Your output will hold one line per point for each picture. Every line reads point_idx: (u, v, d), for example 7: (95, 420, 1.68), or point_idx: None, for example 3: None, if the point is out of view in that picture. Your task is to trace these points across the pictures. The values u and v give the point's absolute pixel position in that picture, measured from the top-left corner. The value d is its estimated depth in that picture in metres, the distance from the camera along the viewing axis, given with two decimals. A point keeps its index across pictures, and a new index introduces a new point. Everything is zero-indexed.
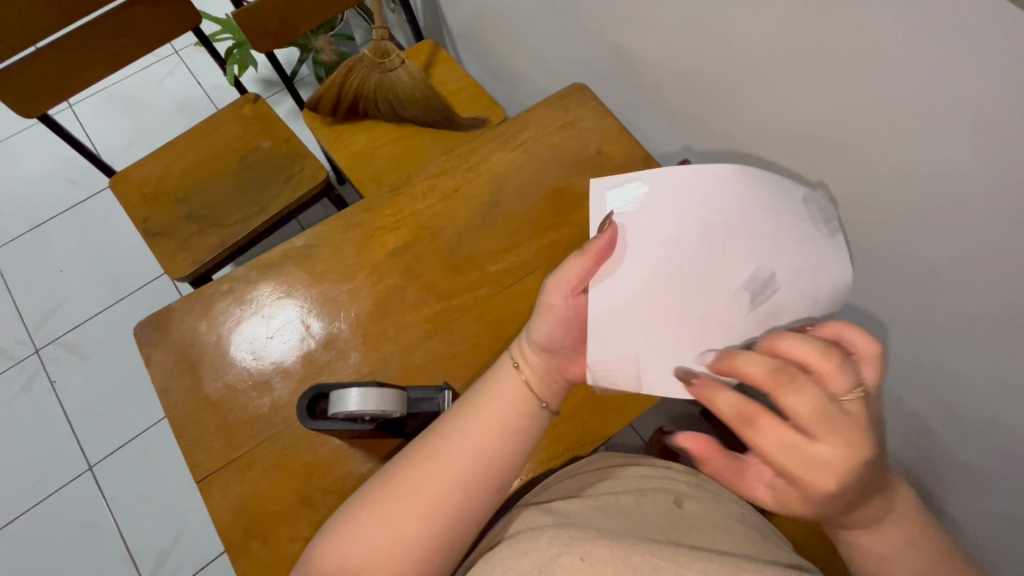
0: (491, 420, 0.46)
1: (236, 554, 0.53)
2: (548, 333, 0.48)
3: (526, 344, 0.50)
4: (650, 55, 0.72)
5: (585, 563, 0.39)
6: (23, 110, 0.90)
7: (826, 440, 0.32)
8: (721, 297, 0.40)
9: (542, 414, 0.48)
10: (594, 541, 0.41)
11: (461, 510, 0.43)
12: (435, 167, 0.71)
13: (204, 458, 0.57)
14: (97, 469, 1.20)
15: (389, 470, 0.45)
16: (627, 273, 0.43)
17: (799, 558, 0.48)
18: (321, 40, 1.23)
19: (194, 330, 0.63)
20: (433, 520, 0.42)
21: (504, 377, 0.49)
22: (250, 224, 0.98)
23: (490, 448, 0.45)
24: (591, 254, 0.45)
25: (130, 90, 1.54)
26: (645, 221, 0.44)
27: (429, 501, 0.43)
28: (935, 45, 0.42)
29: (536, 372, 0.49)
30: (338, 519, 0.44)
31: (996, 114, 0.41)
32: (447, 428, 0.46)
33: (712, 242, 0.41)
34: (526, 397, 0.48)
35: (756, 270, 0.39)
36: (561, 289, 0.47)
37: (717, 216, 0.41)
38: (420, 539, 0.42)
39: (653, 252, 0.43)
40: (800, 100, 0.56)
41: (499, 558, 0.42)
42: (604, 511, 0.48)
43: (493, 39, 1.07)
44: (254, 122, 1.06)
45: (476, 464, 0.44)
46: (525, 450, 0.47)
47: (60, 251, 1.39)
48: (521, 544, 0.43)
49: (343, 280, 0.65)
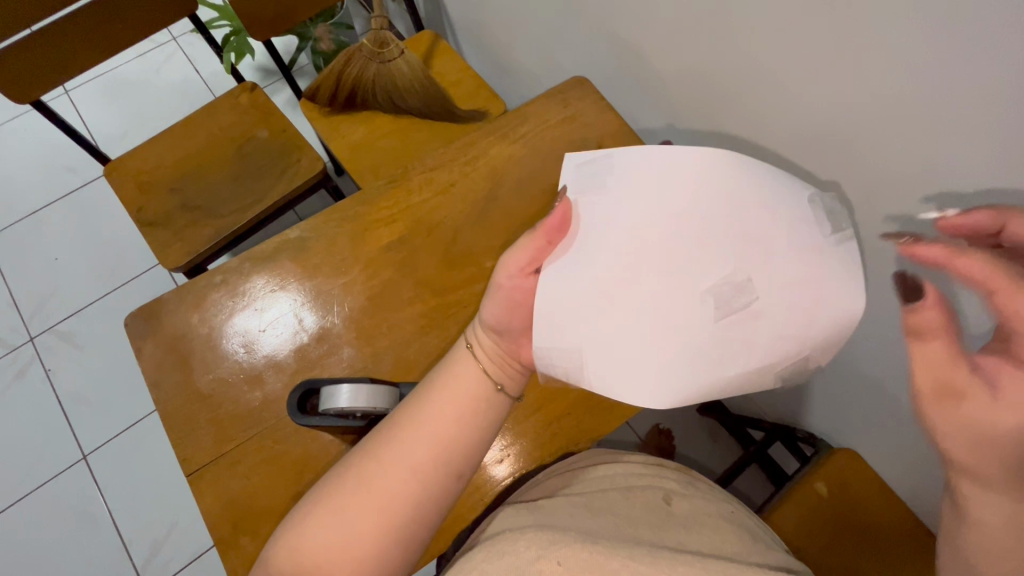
0: (446, 409, 0.46)
1: (226, 550, 0.53)
2: (500, 317, 0.48)
3: (479, 326, 0.50)
4: (653, 49, 0.71)
5: (562, 567, 0.39)
6: (16, 95, 0.88)
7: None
8: (688, 296, 0.38)
9: (498, 398, 0.48)
10: (572, 543, 0.41)
11: (415, 501, 0.43)
12: (431, 161, 0.70)
13: (194, 452, 0.56)
14: (91, 458, 1.20)
15: (347, 462, 0.45)
16: (582, 254, 0.41)
17: (791, 561, 0.48)
18: (320, 29, 1.21)
19: (185, 322, 0.62)
20: (388, 512, 0.42)
21: (459, 363, 0.48)
22: (245, 215, 0.97)
23: (443, 438, 0.45)
24: (543, 232, 0.44)
25: (127, 77, 1.53)
26: (602, 201, 0.43)
27: (384, 492, 0.42)
28: (943, 46, 0.41)
29: (490, 357, 0.48)
30: (299, 511, 0.44)
31: (1007, 116, 0.40)
32: (403, 418, 0.46)
33: (684, 234, 0.39)
34: (481, 384, 0.47)
35: (734, 271, 0.37)
36: (509, 268, 0.47)
37: (694, 207, 0.39)
38: (374, 533, 0.42)
39: (614, 236, 0.40)
40: (804, 98, 0.55)
41: (476, 558, 0.43)
42: (588, 509, 0.48)
43: (494, 30, 1.06)
44: (251, 111, 1.05)
45: (429, 455, 0.44)
46: (483, 438, 0.47)
47: (55, 239, 1.38)
48: (498, 544, 0.43)
49: (337, 274, 0.64)
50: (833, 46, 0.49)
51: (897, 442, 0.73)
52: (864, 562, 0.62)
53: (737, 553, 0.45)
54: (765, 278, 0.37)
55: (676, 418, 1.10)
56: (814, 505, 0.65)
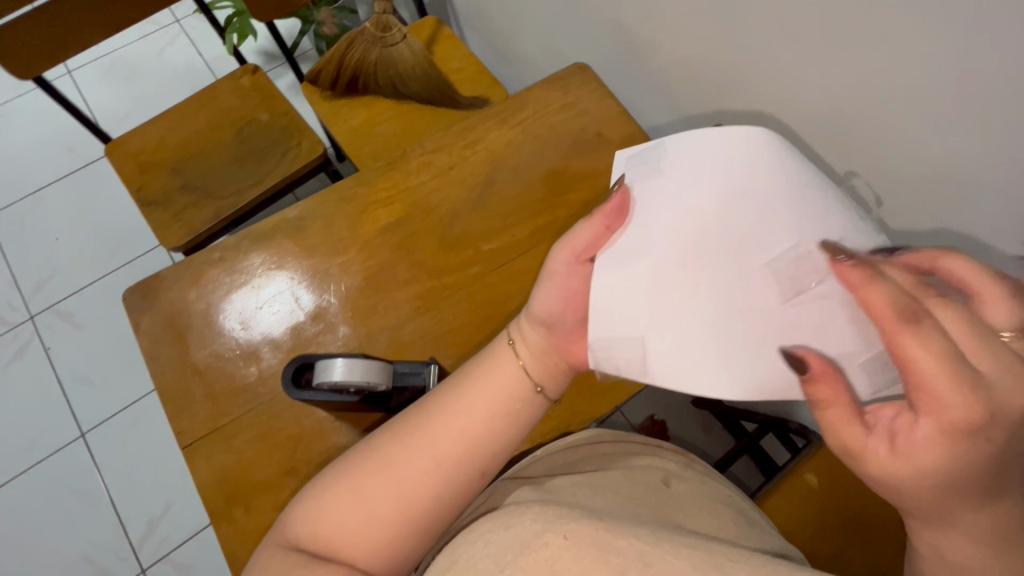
0: (476, 401, 0.45)
1: (219, 522, 0.53)
2: (546, 308, 0.48)
3: (526, 322, 0.49)
4: (655, 36, 0.71)
5: (568, 542, 0.36)
6: (19, 72, 0.90)
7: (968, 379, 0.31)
8: (752, 277, 0.38)
9: (537, 399, 0.47)
10: (579, 519, 0.38)
11: (436, 491, 0.43)
12: (431, 144, 0.70)
13: (188, 426, 0.57)
14: (90, 436, 1.21)
15: (369, 443, 0.45)
16: (637, 240, 0.42)
17: (783, 545, 0.48)
18: (323, 12, 1.20)
19: (182, 299, 0.62)
20: (407, 499, 0.42)
21: (499, 352, 0.48)
22: (245, 196, 0.97)
23: (474, 432, 0.44)
24: (602, 217, 0.44)
25: (129, 58, 1.52)
26: (656, 185, 0.43)
27: (403, 478, 0.42)
28: (948, 31, 0.41)
29: (533, 353, 0.47)
30: (314, 485, 0.44)
31: (1007, 103, 0.40)
32: (430, 406, 0.45)
33: (746, 213, 0.39)
34: (521, 381, 0.46)
35: (795, 249, 0.37)
36: (565, 254, 0.47)
37: (752, 188, 0.40)
38: (391, 518, 0.42)
39: (672, 220, 0.41)
40: (802, 86, 0.55)
41: (481, 531, 0.40)
42: (592, 487, 0.47)
43: (497, 17, 1.06)
44: (253, 94, 1.05)
45: (456, 448, 0.43)
46: (514, 433, 0.45)
47: (56, 219, 1.38)
48: (504, 518, 0.40)
49: (333, 254, 0.65)
50: (836, 34, 0.49)
51: None
52: (853, 551, 0.61)
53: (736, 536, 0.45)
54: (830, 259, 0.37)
55: (672, 410, 1.10)
56: (808, 497, 0.63)
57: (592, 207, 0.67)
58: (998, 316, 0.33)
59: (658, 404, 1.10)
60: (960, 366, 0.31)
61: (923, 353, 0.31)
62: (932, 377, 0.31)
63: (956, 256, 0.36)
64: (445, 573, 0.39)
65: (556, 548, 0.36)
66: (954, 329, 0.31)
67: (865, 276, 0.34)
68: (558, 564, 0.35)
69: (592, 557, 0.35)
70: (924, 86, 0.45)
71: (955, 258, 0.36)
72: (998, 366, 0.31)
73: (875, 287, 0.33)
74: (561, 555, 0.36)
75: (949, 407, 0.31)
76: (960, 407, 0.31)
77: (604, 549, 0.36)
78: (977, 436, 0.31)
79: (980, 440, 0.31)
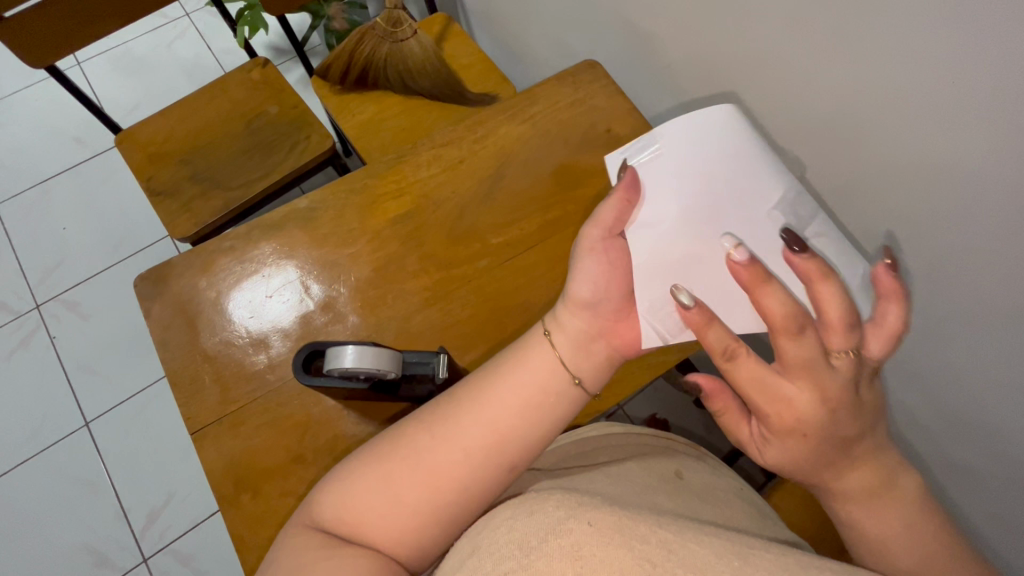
0: (508, 393, 0.45)
1: (226, 506, 0.54)
2: (584, 292, 0.48)
3: (563, 309, 0.49)
4: (664, 35, 0.71)
5: (593, 529, 0.36)
6: (31, 60, 0.90)
7: (794, 382, 0.38)
8: (763, 223, 0.45)
9: (574, 391, 0.46)
10: (600, 507, 0.39)
11: (466, 481, 0.43)
12: (441, 137, 0.71)
13: (198, 412, 0.57)
14: (93, 426, 1.21)
15: (397, 431, 0.46)
16: (658, 213, 0.47)
17: (792, 536, 0.49)
18: (334, 7, 1.22)
19: (192, 286, 0.63)
20: (434, 490, 0.43)
21: (534, 342, 0.48)
22: (253, 188, 0.97)
23: (505, 424, 0.44)
24: (622, 192, 0.48)
25: (138, 51, 1.53)
26: (657, 164, 0.48)
27: (432, 467, 0.43)
28: (958, 28, 0.41)
29: (571, 342, 0.47)
30: (342, 471, 0.46)
31: (1012, 103, 0.41)
32: (460, 397, 0.46)
33: (742, 172, 0.47)
34: (557, 373, 0.46)
35: (787, 196, 0.46)
36: (596, 229, 0.49)
37: (741, 153, 0.47)
38: (420, 507, 0.43)
39: (687, 188, 0.47)
40: (810, 85, 0.56)
41: (504, 518, 0.40)
42: (610, 477, 0.48)
43: (507, 14, 1.06)
44: (263, 87, 1.06)
45: (486, 440, 0.44)
46: (547, 426, 0.45)
47: (62, 209, 1.38)
48: (526, 505, 0.40)
49: (343, 244, 0.65)
50: (845, 32, 0.49)
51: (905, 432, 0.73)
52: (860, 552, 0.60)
53: (750, 527, 0.46)
54: (810, 200, 0.46)
55: (674, 408, 1.11)
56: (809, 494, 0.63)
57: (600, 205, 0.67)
58: (834, 341, 0.38)
59: (662, 402, 1.11)
60: (775, 384, 0.39)
61: (747, 377, 0.39)
62: (753, 395, 0.40)
63: (828, 281, 0.38)
64: (468, 557, 0.39)
65: (581, 534, 0.36)
66: (789, 359, 0.38)
67: (704, 320, 0.40)
68: (584, 551, 0.35)
69: (616, 544, 0.36)
70: (933, 84, 0.45)
71: (824, 285, 0.38)
72: (807, 386, 0.38)
73: (711, 328, 0.40)
74: (586, 541, 0.36)
75: (776, 415, 0.39)
76: (776, 416, 0.39)
77: (629, 537, 0.36)
78: (795, 435, 0.39)
79: (798, 437, 0.39)
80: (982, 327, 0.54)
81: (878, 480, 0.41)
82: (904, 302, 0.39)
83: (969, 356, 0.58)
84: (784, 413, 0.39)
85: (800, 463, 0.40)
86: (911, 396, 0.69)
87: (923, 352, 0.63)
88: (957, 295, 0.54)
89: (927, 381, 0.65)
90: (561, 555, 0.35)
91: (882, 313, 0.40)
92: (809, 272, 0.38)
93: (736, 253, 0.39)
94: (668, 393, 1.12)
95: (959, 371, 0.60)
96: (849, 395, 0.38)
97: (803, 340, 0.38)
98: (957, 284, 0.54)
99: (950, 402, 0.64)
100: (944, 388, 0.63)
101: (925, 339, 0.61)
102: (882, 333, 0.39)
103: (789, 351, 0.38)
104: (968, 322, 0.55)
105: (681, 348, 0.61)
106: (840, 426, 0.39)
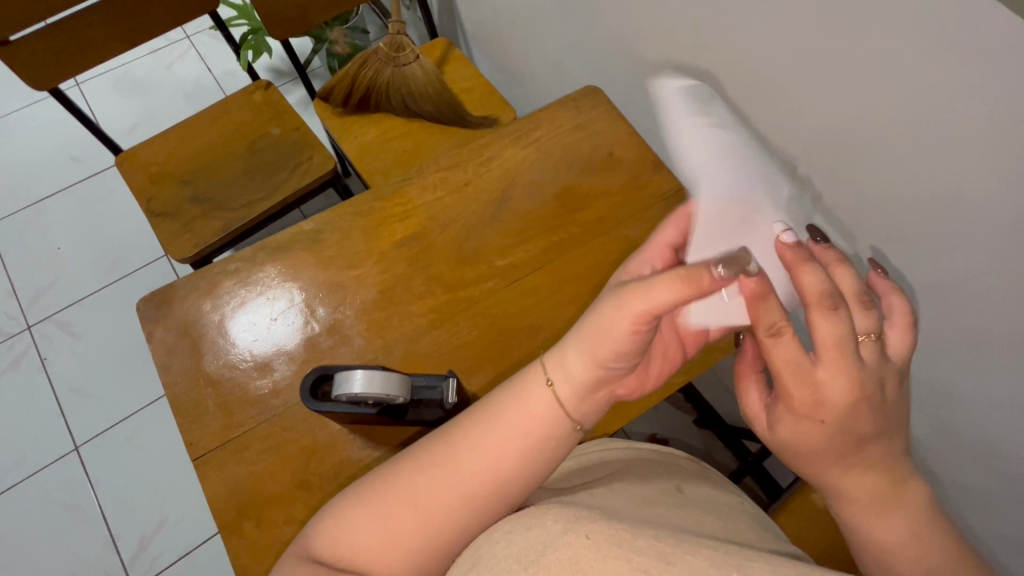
0: (512, 444, 0.44)
1: (229, 536, 0.53)
2: (602, 350, 0.44)
3: (569, 365, 0.45)
4: (664, 63, 0.73)
5: (590, 542, 0.36)
6: (33, 81, 0.90)
7: (830, 364, 0.38)
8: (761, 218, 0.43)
9: (574, 436, 0.46)
10: (599, 520, 0.38)
11: (466, 524, 0.43)
12: (446, 160, 0.72)
13: (200, 437, 0.56)
14: (83, 449, 1.18)
15: (397, 463, 0.46)
16: None
17: (796, 548, 0.48)
18: (336, 32, 1.24)
19: (197, 309, 0.62)
20: (432, 527, 0.43)
21: (534, 392, 0.45)
22: (253, 210, 0.97)
23: (508, 470, 0.43)
24: None
25: (138, 73, 1.54)
26: None
27: (430, 507, 0.43)
28: (960, 59, 0.42)
29: (573, 393, 0.45)
30: (344, 501, 0.45)
31: (1008, 141, 0.42)
32: (458, 437, 0.45)
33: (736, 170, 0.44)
34: (559, 420, 0.45)
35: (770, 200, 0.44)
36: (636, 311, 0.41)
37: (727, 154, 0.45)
38: (418, 544, 0.42)
39: None
40: (812, 112, 0.56)
41: (502, 532, 0.40)
42: (610, 490, 0.47)
43: (507, 40, 1.08)
44: (265, 109, 1.07)
45: (487, 484, 0.43)
46: (548, 468, 0.45)
47: (57, 229, 1.37)
48: (525, 519, 0.40)
49: (350, 266, 0.65)
50: (848, 62, 0.50)
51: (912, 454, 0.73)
52: None
53: (751, 539, 0.46)
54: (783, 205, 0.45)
55: (674, 427, 1.11)
56: (815, 514, 0.63)
57: (604, 225, 0.68)
58: (860, 322, 0.39)
59: (662, 422, 1.11)
60: (809, 368, 0.39)
61: (781, 358, 0.39)
62: (786, 374, 0.39)
63: (843, 268, 0.40)
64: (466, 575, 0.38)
65: (579, 549, 0.36)
66: (822, 340, 0.38)
67: (760, 291, 0.40)
68: (582, 563, 0.35)
69: (614, 555, 0.35)
70: (932, 116, 0.46)
71: (844, 269, 0.40)
72: (838, 372, 0.38)
73: (765, 301, 0.39)
74: (584, 554, 0.35)
75: (798, 399, 0.39)
76: (799, 397, 0.39)
77: (627, 549, 0.36)
78: (810, 419, 0.39)
79: (815, 423, 0.39)
80: (981, 352, 0.55)
81: (878, 499, 0.41)
82: (902, 294, 0.42)
83: (969, 380, 0.58)
84: (814, 392, 0.39)
85: (809, 447, 0.41)
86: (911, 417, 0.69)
87: (926, 375, 0.63)
88: (955, 320, 0.55)
89: (931, 404, 0.65)
90: (559, 567, 0.35)
91: (893, 303, 0.42)
92: (827, 258, 0.41)
93: (784, 239, 0.42)
94: (668, 413, 1.12)
95: (962, 397, 0.60)
96: (874, 388, 0.38)
97: (840, 319, 0.37)
98: (953, 310, 0.55)
99: (956, 428, 0.64)
100: (945, 409, 0.64)
101: (927, 363, 0.62)
102: (894, 324, 0.41)
103: (822, 328, 0.37)
104: (972, 347, 0.55)
105: (687, 371, 0.61)
106: (858, 421, 0.39)
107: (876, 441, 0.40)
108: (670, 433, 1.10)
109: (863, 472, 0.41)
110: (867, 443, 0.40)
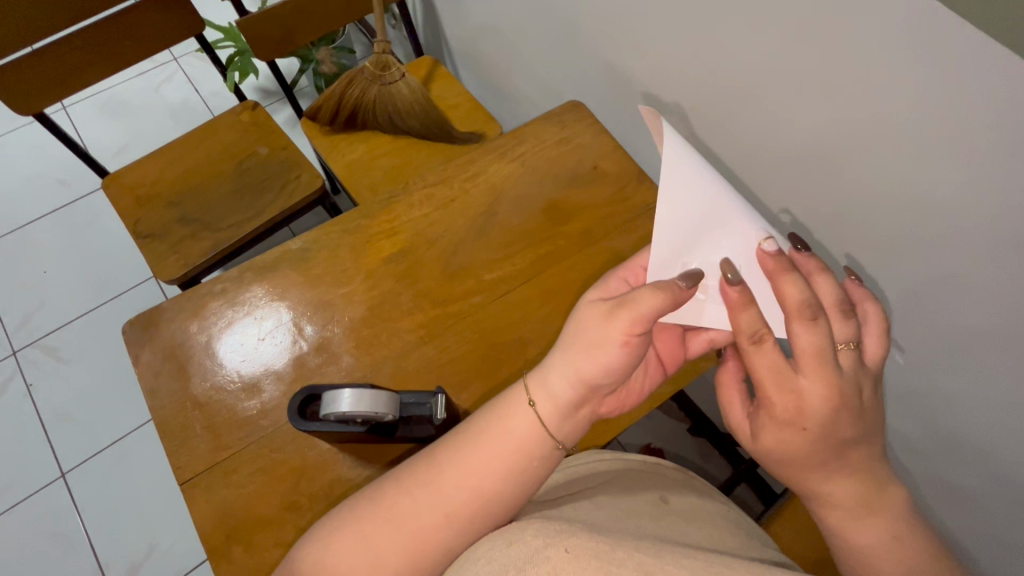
0: (495, 460, 0.44)
1: (218, 561, 0.52)
2: (587, 368, 0.44)
3: (551, 381, 0.45)
4: (644, 77, 0.74)
5: (569, 555, 0.36)
6: (21, 108, 0.90)
7: (810, 372, 0.38)
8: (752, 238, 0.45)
9: (555, 454, 0.45)
10: (579, 533, 0.38)
11: (449, 544, 0.43)
12: (433, 176, 0.73)
13: (187, 461, 0.56)
14: (69, 476, 1.16)
15: (380, 486, 0.45)
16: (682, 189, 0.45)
17: (783, 556, 0.48)
18: (322, 52, 1.25)
19: (184, 331, 0.62)
20: (416, 549, 0.42)
21: (515, 409, 0.45)
22: (241, 229, 0.97)
23: (491, 488, 0.43)
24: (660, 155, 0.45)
25: (125, 95, 1.55)
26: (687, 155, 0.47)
27: (413, 530, 0.43)
28: (926, 72, 0.43)
29: (553, 410, 0.44)
30: (329, 524, 0.45)
31: (975, 149, 0.43)
32: (440, 456, 0.45)
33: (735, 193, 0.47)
34: (540, 436, 0.45)
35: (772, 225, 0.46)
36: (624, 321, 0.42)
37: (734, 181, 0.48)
38: (403, 568, 0.42)
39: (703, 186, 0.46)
40: (788, 124, 0.58)
41: (485, 548, 0.39)
42: (595, 503, 0.47)
43: (492, 57, 1.10)
44: (252, 129, 1.07)
45: (469, 503, 0.43)
46: (530, 487, 0.45)
47: (44, 252, 1.36)
48: (506, 535, 0.39)
49: (338, 283, 0.65)
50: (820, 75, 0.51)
51: (901, 457, 0.73)
52: None
53: (736, 548, 0.46)
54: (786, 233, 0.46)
55: (668, 436, 1.11)
56: (808, 521, 0.63)
57: (590, 236, 0.69)
58: (839, 331, 0.39)
59: (656, 432, 1.11)
60: (790, 376, 0.39)
61: (761, 365, 0.40)
62: (767, 381, 0.40)
63: (824, 276, 0.41)
64: None
65: (559, 563, 0.35)
66: (801, 348, 0.38)
67: (743, 300, 0.40)
68: None
69: (592, 568, 0.35)
70: (903, 126, 0.47)
71: (822, 278, 0.41)
72: (818, 380, 0.38)
73: (746, 310, 0.40)
74: (563, 568, 0.35)
75: (778, 406, 0.40)
76: (780, 405, 0.40)
77: (607, 562, 0.36)
78: (792, 426, 0.40)
79: (796, 430, 0.40)
80: (963, 355, 0.55)
81: (863, 506, 0.41)
82: (878, 302, 0.42)
83: (953, 382, 0.59)
84: (794, 398, 0.39)
85: (792, 453, 0.41)
86: (899, 420, 0.69)
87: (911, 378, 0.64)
88: (936, 325, 0.56)
89: (916, 407, 0.66)
90: None
91: (867, 310, 0.42)
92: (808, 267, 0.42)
93: (766, 245, 0.42)
94: (662, 422, 1.12)
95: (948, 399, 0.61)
96: (852, 394, 0.39)
97: (819, 329, 0.38)
98: (933, 314, 0.55)
99: (943, 430, 0.65)
100: (932, 412, 0.64)
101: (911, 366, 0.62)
102: (869, 331, 0.41)
103: (801, 337, 0.38)
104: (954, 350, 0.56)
105: (675, 381, 0.61)
106: (839, 426, 0.39)
107: (858, 445, 0.40)
108: (664, 443, 1.10)
109: (847, 478, 0.41)
110: (847, 449, 0.40)
